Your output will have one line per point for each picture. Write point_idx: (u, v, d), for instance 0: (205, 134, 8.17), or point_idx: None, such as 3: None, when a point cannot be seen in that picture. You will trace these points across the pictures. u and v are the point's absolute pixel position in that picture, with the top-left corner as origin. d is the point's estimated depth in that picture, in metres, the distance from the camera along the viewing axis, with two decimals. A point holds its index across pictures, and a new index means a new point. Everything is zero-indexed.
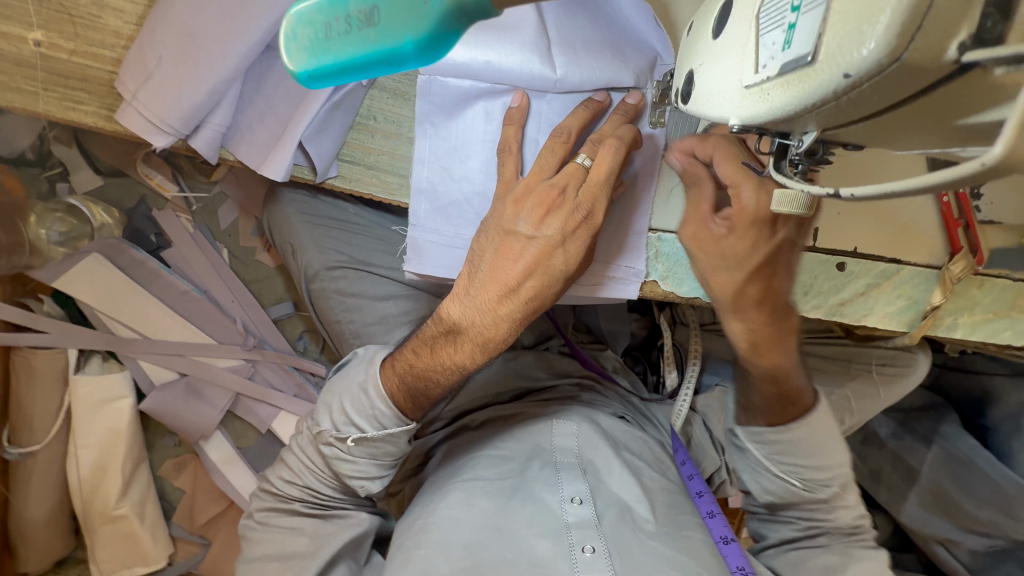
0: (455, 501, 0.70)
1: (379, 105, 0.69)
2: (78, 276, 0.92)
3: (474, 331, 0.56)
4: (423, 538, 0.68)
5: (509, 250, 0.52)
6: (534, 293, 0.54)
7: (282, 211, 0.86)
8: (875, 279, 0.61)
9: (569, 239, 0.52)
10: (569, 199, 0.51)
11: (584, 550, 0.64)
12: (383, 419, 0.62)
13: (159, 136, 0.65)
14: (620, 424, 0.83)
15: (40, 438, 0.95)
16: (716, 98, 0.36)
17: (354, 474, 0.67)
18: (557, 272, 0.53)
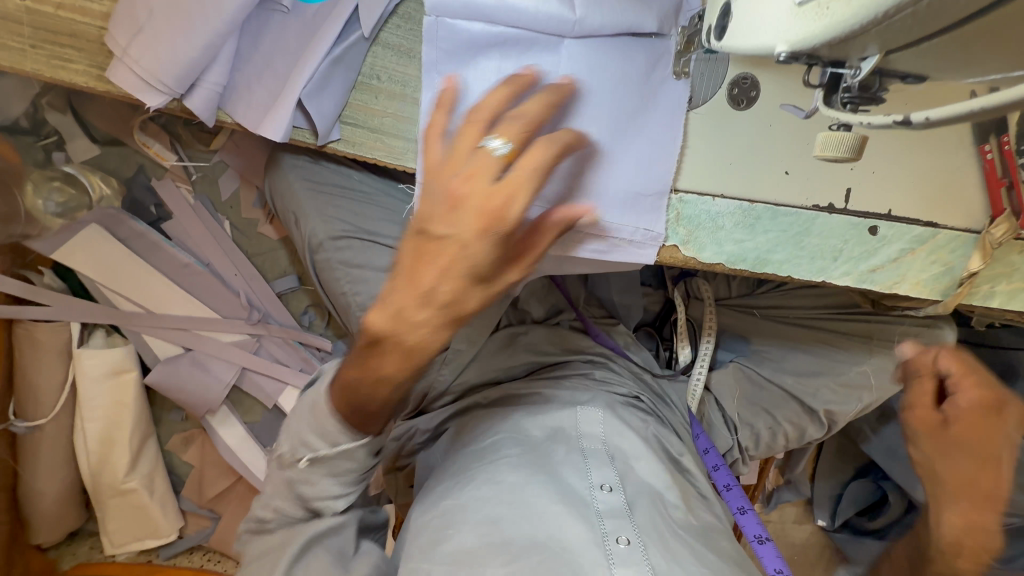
0: (479, 483, 0.68)
1: (382, 63, 0.65)
2: (78, 248, 0.90)
3: (393, 347, 0.50)
4: (450, 520, 0.66)
5: (429, 254, 0.46)
6: (453, 298, 0.47)
7: (284, 178, 0.83)
8: (909, 243, 0.57)
9: (483, 240, 0.45)
10: (476, 195, 0.44)
11: (618, 541, 0.62)
12: (334, 436, 0.60)
13: (153, 94, 0.62)
14: (637, 413, 0.82)
15: (46, 411, 0.95)
16: (758, 24, 0.38)
17: (317, 495, 0.64)
18: (475, 278, 0.46)
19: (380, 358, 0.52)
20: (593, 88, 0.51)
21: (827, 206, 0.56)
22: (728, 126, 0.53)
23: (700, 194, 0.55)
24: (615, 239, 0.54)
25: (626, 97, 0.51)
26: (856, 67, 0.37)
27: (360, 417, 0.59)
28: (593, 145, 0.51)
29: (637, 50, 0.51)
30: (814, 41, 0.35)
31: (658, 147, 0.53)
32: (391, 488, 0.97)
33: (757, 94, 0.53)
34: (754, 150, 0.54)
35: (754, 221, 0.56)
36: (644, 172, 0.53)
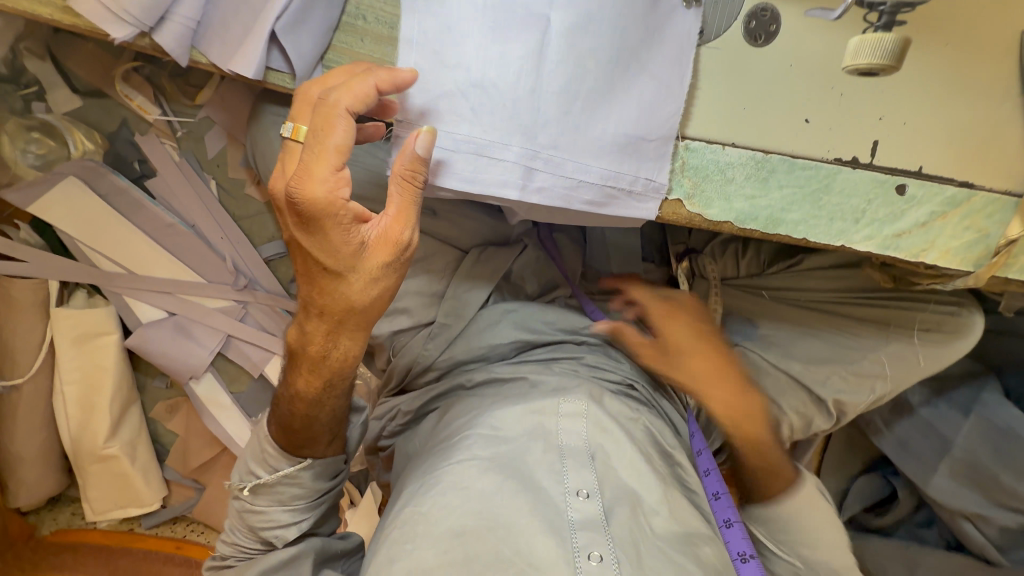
0: (445, 489, 0.64)
1: (369, 3, 0.60)
2: (54, 202, 0.87)
3: (306, 355, 0.58)
4: (412, 528, 0.62)
5: (316, 292, 0.52)
6: (352, 323, 0.54)
7: (264, 133, 0.77)
8: (940, 206, 0.52)
9: (315, 237, 0.48)
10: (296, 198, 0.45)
11: (590, 557, 0.59)
12: (273, 461, 0.65)
13: (118, 25, 0.57)
14: (625, 403, 0.77)
15: (24, 371, 0.92)
16: None
17: (264, 524, 0.65)
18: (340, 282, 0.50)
19: (295, 378, 0.61)
20: (593, 16, 0.45)
21: (849, 160, 0.50)
22: (744, 67, 0.48)
23: (708, 142, 0.50)
24: (614, 189, 0.49)
25: (629, 28, 0.45)
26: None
27: (287, 441, 0.64)
28: (588, 81, 0.46)
29: None
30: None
31: (663, 89, 0.47)
32: (374, 466, 0.93)
33: (776, 28, 0.47)
34: (773, 94, 0.48)
35: (767, 174, 0.50)
36: (647, 115, 0.48)
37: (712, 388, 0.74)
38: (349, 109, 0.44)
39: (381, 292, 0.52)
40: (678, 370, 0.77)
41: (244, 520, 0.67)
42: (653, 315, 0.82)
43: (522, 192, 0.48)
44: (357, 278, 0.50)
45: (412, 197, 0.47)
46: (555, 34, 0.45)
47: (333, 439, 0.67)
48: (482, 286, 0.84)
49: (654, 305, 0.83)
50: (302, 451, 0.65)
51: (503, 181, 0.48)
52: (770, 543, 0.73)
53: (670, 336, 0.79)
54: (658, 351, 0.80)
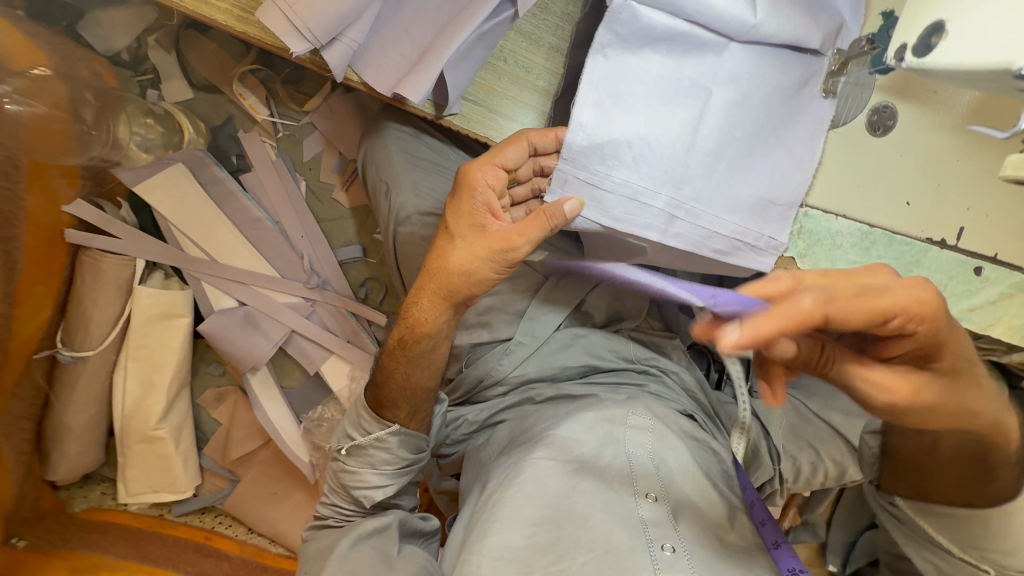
0: (528, 479, 0.70)
1: (511, 47, 0.70)
2: (159, 184, 0.91)
3: (413, 316, 0.69)
4: (499, 510, 0.69)
5: (434, 252, 0.65)
6: (444, 286, 0.64)
7: (383, 148, 0.83)
8: (1008, 288, 0.59)
9: (458, 218, 0.62)
10: (463, 171, 0.62)
11: (663, 547, 0.62)
12: (367, 424, 0.72)
13: (298, 41, 0.62)
14: (688, 422, 0.83)
15: (94, 344, 0.93)
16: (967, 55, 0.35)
17: (356, 484, 0.72)
18: (454, 255, 0.62)
19: (396, 336, 0.72)
20: (748, 94, 0.52)
21: (938, 241, 0.57)
22: (865, 151, 0.56)
23: (825, 211, 0.58)
24: (739, 242, 0.56)
25: (775, 109, 0.53)
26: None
27: (376, 398, 0.72)
28: (734, 147, 0.53)
29: (795, 64, 0.52)
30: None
31: (792, 163, 0.55)
32: (428, 474, 0.97)
33: (894, 123, 0.55)
34: (885, 178, 0.56)
35: (870, 245, 0.57)
36: (778, 182, 0.55)
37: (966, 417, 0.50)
38: (531, 140, 0.60)
39: (476, 274, 0.61)
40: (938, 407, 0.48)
41: (339, 480, 0.74)
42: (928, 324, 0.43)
43: (663, 235, 0.55)
44: (463, 246, 0.61)
45: (536, 225, 0.55)
46: (715, 107, 0.51)
47: (416, 413, 0.72)
48: (558, 312, 0.89)
49: (923, 301, 0.42)
50: (384, 413, 0.71)
51: (648, 223, 0.54)
52: (957, 551, 0.63)
53: (952, 355, 0.46)
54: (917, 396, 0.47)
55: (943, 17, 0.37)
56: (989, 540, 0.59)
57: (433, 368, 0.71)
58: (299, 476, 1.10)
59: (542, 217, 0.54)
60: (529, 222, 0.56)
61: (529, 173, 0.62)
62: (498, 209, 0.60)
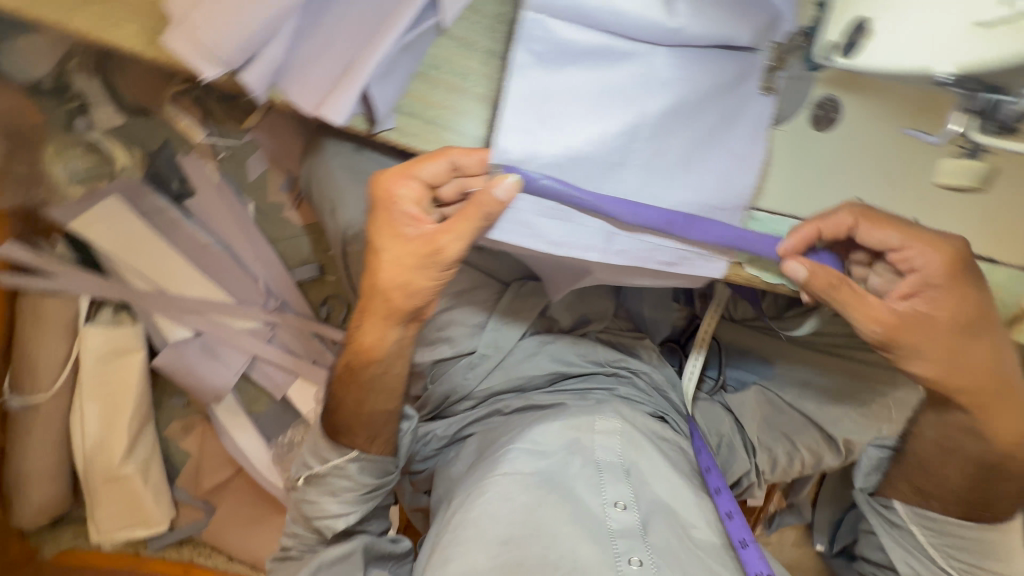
0: (492, 496, 0.67)
1: (445, 54, 0.65)
2: (97, 218, 0.87)
3: (358, 336, 0.66)
4: (461, 534, 0.64)
5: (367, 270, 0.61)
6: (383, 307, 0.61)
7: (324, 163, 0.79)
8: None
9: (384, 233, 0.57)
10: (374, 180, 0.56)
11: (630, 561, 0.60)
12: (324, 452, 0.69)
13: (208, 65, 0.59)
14: (660, 424, 0.81)
15: (44, 388, 0.89)
16: (910, 51, 0.38)
17: (319, 514, 0.70)
18: (385, 269, 0.58)
19: (347, 358, 0.69)
20: (684, 99, 0.49)
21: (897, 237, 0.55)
22: (814, 147, 0.53)
23: (773, 213, 0.54)
24: (685, 251, 0.54)
25: (710, 112, 0.50)
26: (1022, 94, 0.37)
27: (330, 425, 0.69)
28: (671, 154, 0.50)
29: (727, 64, 0.49)
30: (993, 66, 0.35)
31: (737, 169, 0.52)
32: (403, 493, 0.94)
33: (839, 115, 0.52)
34: (836, 175, 0.53)
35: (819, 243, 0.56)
36: (723, 186, 0.52)
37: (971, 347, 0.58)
38: (451, 158, 0.50)
39: (409, 282, 0.58)
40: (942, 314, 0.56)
41: (300, 510, 0.72)
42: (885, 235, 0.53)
43: (603, 254, 0.52)
44: (389, 258, 0.57)
45: (473, 220, 0.50)
46: (649, 118, 0.48)
47: (375, 439, 0.69)
48: (520, 322, 0.86)
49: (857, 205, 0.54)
50: (341, 439, 0.69)
51: (585, 244, 0.51)
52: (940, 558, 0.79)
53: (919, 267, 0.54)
54: (912, 317, 0.56)
55: (869, 16, 0.40)
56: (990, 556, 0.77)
57: (387, 393, 0.68)
58: (276, 500, 1.08)
59: (479, 207, 0.49)
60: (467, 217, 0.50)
61: (454, 193, 0.53)
62: (421, 217, 0.55)
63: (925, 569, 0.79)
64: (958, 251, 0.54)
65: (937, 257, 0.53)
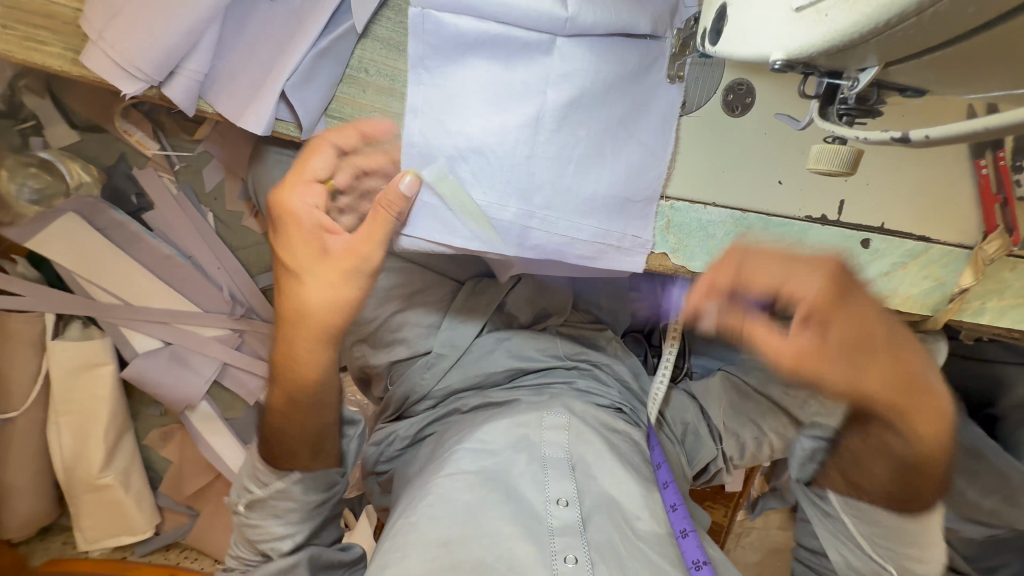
0: (435, 498, 0.67)
1: (371, 56, 0.63)
2: (55, 236, 0.88)
3: (285, 364, 0.71)
4: (402, 540, 0.64)
5: (288, 302, 0.67)
6: (312, 327, 0.66)
7: (267, 172, 0.79)
8: (901, 258, 0.56)
9: (297, 252, 0.64)
10: (276, 200, 0.63)
11: (566, 560, 0.60)
12: (263, 475, 0.71)
13: (129, 81, 0.60)
14: (615, 417, 0.82)
15: (17, 404, 0.92)
16: (751, 38, 0.34)
17: (262, 537, 0.70)
18: (306, 287, 0.64)
19: (273, 386, 0.73)
20: (587, 90, 0.49)
21: (819, 217, 0.55)
22: (725, 133, 0.53)
23: (691, 202, 0.55)
24: (603, 245, 0.54)
25: (615, 102, 0.50)
26: (854, 78, 0.33)
27: (269, 451, 0.72)
28: (580, 147, 0.50)
29: (631, 54, 0.49)
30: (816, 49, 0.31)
31: (648, 159, 0.52)
32: (370, 492, 0.95)
33: (752, 100, 0.53)
34: (750, 162, 0.54)
35: (746, 231, 0.55)
36: (634, 177, 0.52)
37: (870, 367, 0.51)
38: (332, 143, 0.61)
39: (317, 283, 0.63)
40: (843, 333, 0.50)
41: (245, 534, 0.73)
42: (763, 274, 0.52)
43: (519, 249, 0.53)
44: (313, 280, 0.63)
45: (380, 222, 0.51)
46: (550, 108, 0.49)
47: (318, 453, 0.74)
48: (475, 319, 0.87)
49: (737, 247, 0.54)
50: (280, 464, 0.71)
51: (499, 237, 0.52)
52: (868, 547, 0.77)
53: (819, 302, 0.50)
54: (817, 346, 0.49)
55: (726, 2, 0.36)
56: (912, 549, 0.73)
57: (328, 407, 0.74)
58: None
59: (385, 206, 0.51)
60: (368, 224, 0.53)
61: (347, 179, 0.63)
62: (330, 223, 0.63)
63: (857, 560, 0.78)
64: (836, 268, 0.50)
65: (817, 279, 0.50)
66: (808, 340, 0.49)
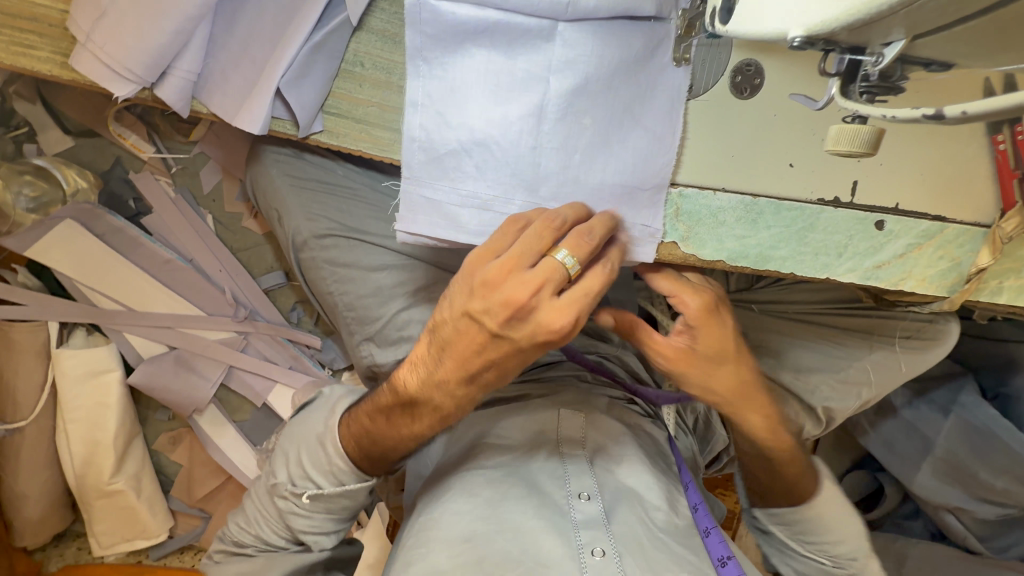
0: (456, 495, 0.67)
1: (365, 49, 0.61)
2: (52, 244, 0.86)
3: (429, 404, 0.57)
4: (425, 535, 0.64)
5: (453, 364, 0.51)
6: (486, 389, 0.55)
7: (266, 173, 0.78)
8: (916, 238, 0.55)
9: (504, 342, 0.48)
10: (507, 280, 0.45)
11: (593, 552, 0.62)
12: (342, 476, 0.66)
13: (120, 83, 0.59)
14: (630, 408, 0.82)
15: (26, 413, 0.92)
16: (768, 13, 0.33)
17: (308, 529, 0.69)
18: (498, 371, 0.52)
19: (410, 420, 0.59)
20: (591, 78, 0.47)
21: (831, 200, 0.54)
22: (733, 117, 0.52)
23: (701, 188, 0.53)
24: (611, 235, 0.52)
25: (621, 88, 0.48)
26: (878, 53, 0.32)
27: (364, 453, 0.65)
28: (585, 136, 0.49)
29: (635, 36, 0.48)
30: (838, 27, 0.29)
31: (658, 144, 0.51)
32: (383, 490, 0.94)
33: (761, 81, 0.51)
34: (759, 145, 0.52)
35: (756, 216, 0.54)
36: (642, 165, 0.51)
37: (719, 378, 0.59)
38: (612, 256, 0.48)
39: (494, 348, 0.48)
40: (708, 342, 0.56)
41: (284, 518, 0.69)
42: (676, 290, 0.54)
43: None
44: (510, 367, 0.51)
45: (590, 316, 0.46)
46: (554, 98, 0.47)
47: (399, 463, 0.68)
48: None
49: (656, 269, 0.55)
50: (366, 468, 0.66)
51: None
52: (799, 547, 0.76)
53: (701, 324, 0.55)
54: (689, 357, 0.57)
55: None
56: (818, 532, 0.73)
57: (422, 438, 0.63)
58: None
59: (598, 296, 0.46)
60: (587, 308, 0.45)
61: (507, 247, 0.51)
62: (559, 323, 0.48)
63: (804, 563, 0.76)
64: (716, 293, 0.55)
65: (699, 303, 0.54)
66: (683, 344, 0.57)
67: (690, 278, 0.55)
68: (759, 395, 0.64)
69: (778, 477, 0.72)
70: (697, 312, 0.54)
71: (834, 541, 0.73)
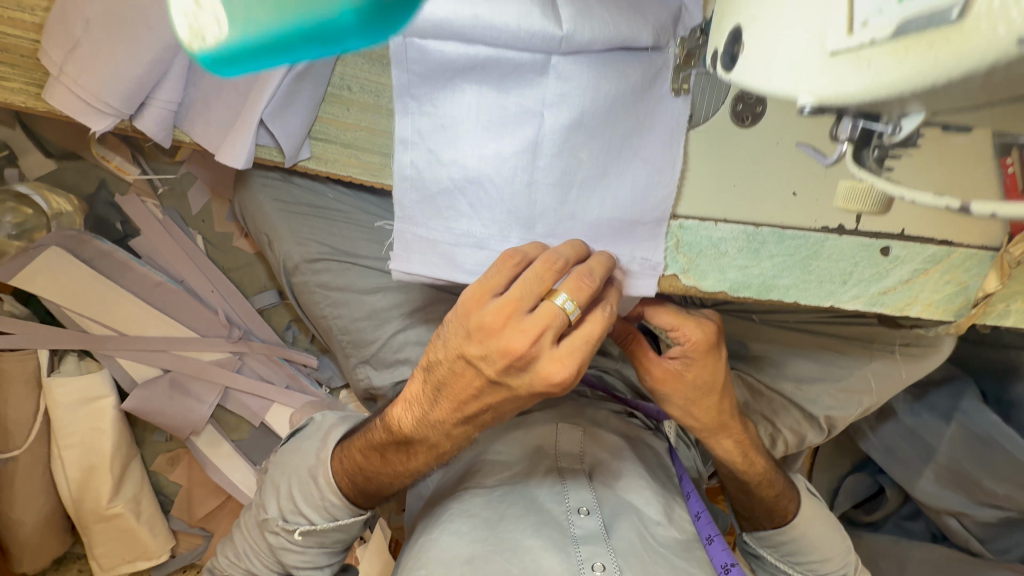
0: (454, 515, 0.66)
1: (353, 72, 0.59)
2: (37, 272, 0.84)
3: (425, 442, 0.56)
4: (424, 556, 0.63)
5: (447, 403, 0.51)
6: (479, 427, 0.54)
7: (253, 197, 0.76)
8: (922, 264, 0.53)
9: (502, 387, 0.47)
10: (506, 326, 0.43)
11: (594, 568, 0.60)
12: (335, 511, 0.66)
13: (98, 117, 0.57)
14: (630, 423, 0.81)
15: (18, 442, 0.91)
16: (771, 70, 0.31)
17: (301, 564, 0.69)
18: (493, 411, 0.51)
19: (406, 455, 0.59)
20: (588, 112, 0.46)
21: (836, 227, 0.52)
22: (734, 145, 0.50)
23: (701, 219, 0.52)
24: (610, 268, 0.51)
25: (618, 121, 0.46)
26: (896, 124, 0.30)
27: (359, 487, 0.65)
28: (582, 170, 0.47)
29: (631, 66, 0.46)
30: (852, 101, 0.27)
31: (660, 174, 0.49)
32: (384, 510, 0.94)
33: (763, 109, 0.49)
34: (760, 173, 0.51)
35: (759, 246, 0.52)
36: (640, 198, 0.49)
37: (699, 404, 0.63)
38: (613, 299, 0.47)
39: (491, 391, 0.48)
40: (703, 372, 0.60)
41: (276, 554, 0.69)
42: (680, 324, 0.58)
43: None
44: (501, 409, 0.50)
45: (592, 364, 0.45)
46: (549, 132, 0.45)
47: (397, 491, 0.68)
48: None
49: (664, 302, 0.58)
50: (360, 500, 0.66)
51: None
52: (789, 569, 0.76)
53: (698, 355, 0.59)
54: (681, 382, 0.60)
55: (741, 24, 0.34)
56: (805, 552, 0.74)
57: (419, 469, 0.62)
58: None
59: (597, 343, 0.45)
60: (586, 357, 0.44)
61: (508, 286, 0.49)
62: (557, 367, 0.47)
63: None
64: (715, 328, 0.59)
65: (701, 334, 0.58)
66: (676, 366, 0.60)
67: (696, 313, 0.59)
68: (737, 422, 0.68)
69: (756, 499, 0.73)
70: (692, 347, 0.58)
71: (818, 559, 0.74)
